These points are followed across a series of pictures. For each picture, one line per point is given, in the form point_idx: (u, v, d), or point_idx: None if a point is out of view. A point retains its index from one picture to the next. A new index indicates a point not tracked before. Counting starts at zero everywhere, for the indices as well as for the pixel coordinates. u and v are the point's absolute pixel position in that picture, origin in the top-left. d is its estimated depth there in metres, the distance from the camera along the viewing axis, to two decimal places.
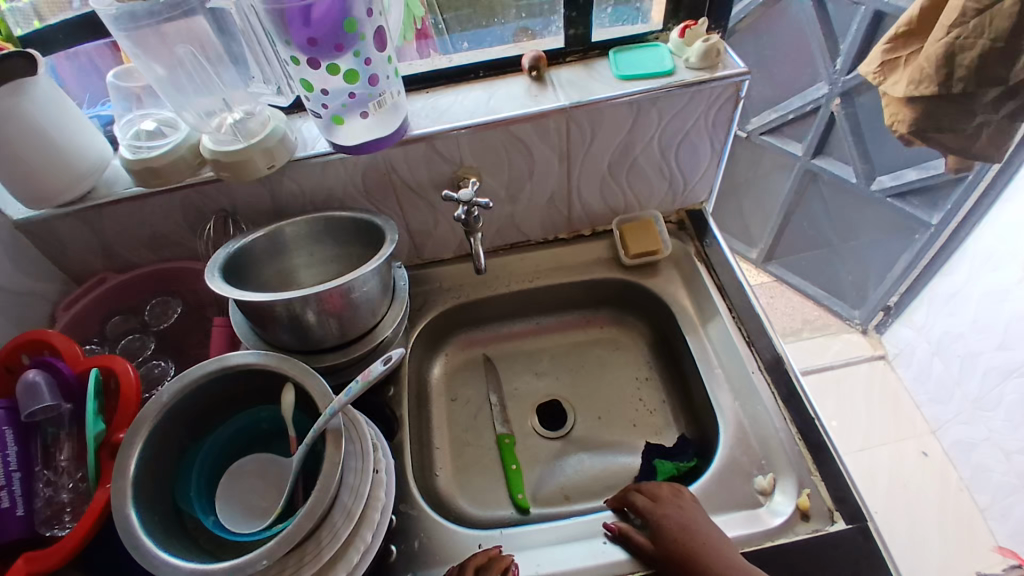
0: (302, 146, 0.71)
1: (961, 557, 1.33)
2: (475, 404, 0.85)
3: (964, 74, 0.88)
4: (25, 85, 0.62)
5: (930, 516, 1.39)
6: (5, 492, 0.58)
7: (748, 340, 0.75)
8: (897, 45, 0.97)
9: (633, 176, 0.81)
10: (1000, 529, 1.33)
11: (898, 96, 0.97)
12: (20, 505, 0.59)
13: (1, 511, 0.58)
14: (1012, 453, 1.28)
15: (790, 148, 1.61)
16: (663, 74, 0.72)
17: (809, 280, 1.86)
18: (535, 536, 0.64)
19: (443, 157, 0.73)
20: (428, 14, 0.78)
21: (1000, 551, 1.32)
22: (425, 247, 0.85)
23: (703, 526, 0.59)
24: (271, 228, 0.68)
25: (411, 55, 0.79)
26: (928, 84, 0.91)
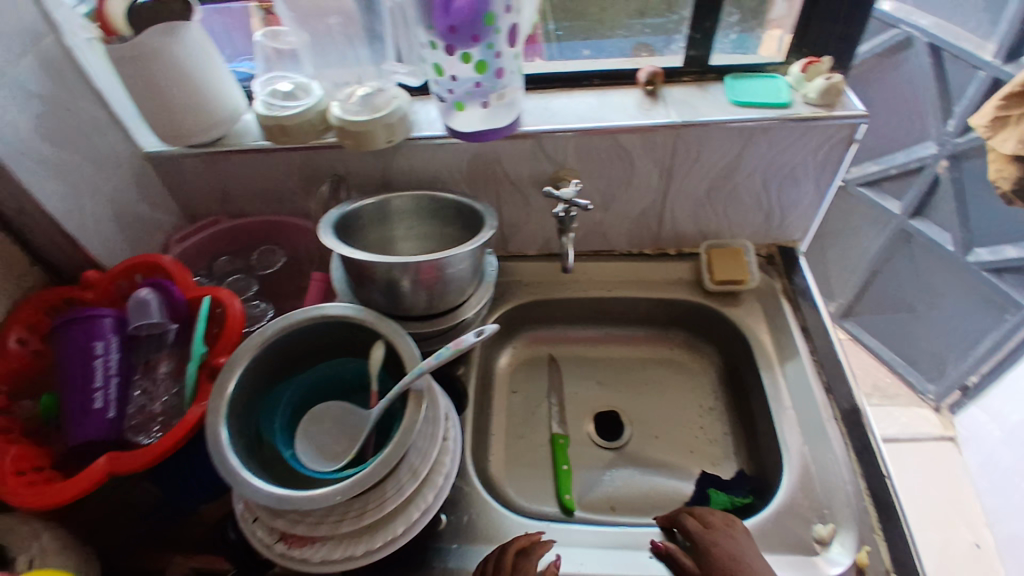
0: (419, 126, 0.75)
1: None
2: (534, 400, 0.86)
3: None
4: (177, 28, 0.67)
5: None
6: (102, 392, 0.63)
7: (827, 386, 0.74)
8: (1006, 104, 1.02)
9: (731, 203, 0.81)
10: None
11: (1006, 153, 1.03)
12: (112, 408, 0.63)
13: (95, 409, 0.62)
14: None
15: (886, 204, 1.55)
16: (779, 105, 0.72)
17: (885, 344, 1.74)
18: (581, 536, 0.65)
19: (549, 156, 0.75)
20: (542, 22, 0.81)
21: None
22: (512, 241, 0.88)
23: (749, 553, 0.57)
24: (383, 198, 0.73)
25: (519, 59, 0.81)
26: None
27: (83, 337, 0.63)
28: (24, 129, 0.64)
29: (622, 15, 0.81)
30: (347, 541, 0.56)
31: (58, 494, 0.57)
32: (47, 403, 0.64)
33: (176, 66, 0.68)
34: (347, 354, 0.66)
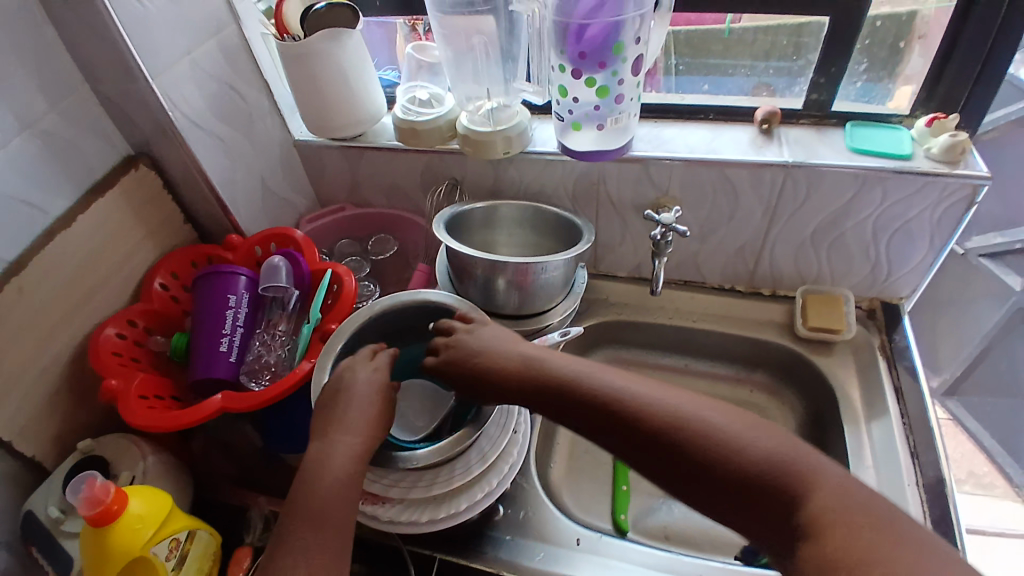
0: (535, 142, 0.81)
1: None
2: None
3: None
4: (341, 35, 0.77)
5: None
6: (228, 339, 0.73)
7: (913, 451, 0.70)
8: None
9: (835, 251, 0.79)
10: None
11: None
12: (234, 353, 0.73)
13: (221, 352, 0.72)
14: None
15: (1008, 279, 1.38)
16: (900, 157, 0.70)
17: (993, 432, 1.57)
18: (630, 553, 0.66)
19: (652, 181, 0.78)
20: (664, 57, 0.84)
21: None
22: (604, 260, 0.91)
23: (552, 366, 0.56)
24: (491, 204, 0.79)
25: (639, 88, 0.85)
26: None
27: (220, 288, 0.75)
28: (201, 107, 0.76)
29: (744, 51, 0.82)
30: (413, 507, 0.60)
31: (176, 419, 0.66)
32: (179, 342, 0.75)
33: (334, 68, 0.79)
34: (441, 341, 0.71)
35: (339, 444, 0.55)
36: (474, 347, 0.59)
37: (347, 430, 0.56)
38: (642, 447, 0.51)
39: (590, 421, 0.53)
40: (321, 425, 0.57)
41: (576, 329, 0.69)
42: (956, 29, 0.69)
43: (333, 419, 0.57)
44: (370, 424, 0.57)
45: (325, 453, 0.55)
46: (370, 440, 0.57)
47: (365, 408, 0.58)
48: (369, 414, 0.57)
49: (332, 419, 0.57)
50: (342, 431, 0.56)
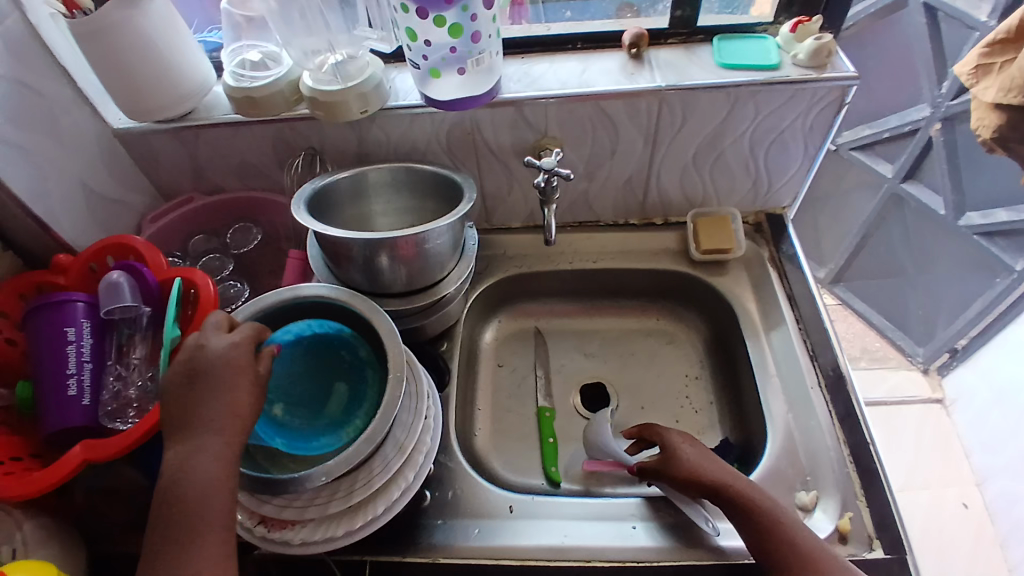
0: (394, 95, 0.73)
1: None
2: (520, 373, 0.86)
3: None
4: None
5: (958, 567, 1.34)
6: (75, 380, 0.61)
7: (811, 353, 0.74)
8: (995, 49, 0.83)
9: (718, 169, 0.79)
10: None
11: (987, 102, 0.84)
12: (87, 395, 0.62)
13: (69, 397, 0.61)
14: None
15: (879, 168, 1.50)
16: (767, 67, 0.69)
17: (874, 308, 1.74)
18: (571, 508, 0.65)
19: (530, 124, 0.73)
20: None
21: None
22: (496, 213, 0.86)
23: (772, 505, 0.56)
24: (358, 171, 0.70)
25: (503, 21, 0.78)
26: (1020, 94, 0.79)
27: (54, 322, 0.62)
28: None
29: None
30: (328, 522, 0.55)
31: (30, 483, 0.56)
32: (23, 393, 0.62)
33: (142, 40, 0.65)
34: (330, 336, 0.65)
35: (202, 449, 0.47)
36: (704, 454, 0.62)
37: (207, 430, 0.48)
38: (780, 553, 0.53)
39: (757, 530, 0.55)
40: (176, 427, 0.48)
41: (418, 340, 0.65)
42: None
43: (189, 417, 0.48)
44: (235, 415, 0.49)
45: (187, 457, 0.47)
46: (239, 436, 0.49)
47: (227, 397, 0.49)
48: (234, 403, 0.49)
49: (188, 415, 0.48)
50: (200, 430, 0.48)
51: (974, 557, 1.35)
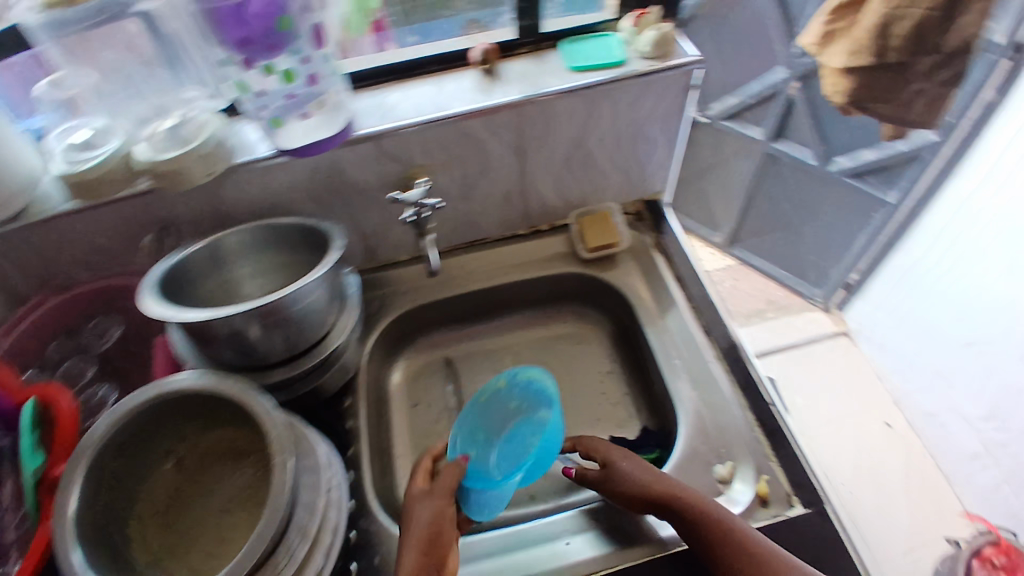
0: (241, 151, 0.68)
1: (931, 526, 1.40)
2: (437, 408, 0.84)
3: (899, 43, 0.82)
4: None
5: (896, 484, 1.46)
6: None
7: (705, 328, 0.76)
8: (836, 16, 0.87)
9: (589, 168, 0.79)
10: (968, 495, 1.42)
11: (835, 67, 0.89)
12: None
13: None
14: (975, 421, 1.35)
15: (750, 132, 1.59)
16: (614, 64, 0.69)
17: (770, 262, 1.86)
18: (505, 539, 0.65)
19: (391, 157, 0.70)
20: (382, 5, 0.71)
21: (968, 517, 1.41)
22: (379, 250, 0.83)
23: (720, 512, 0.57)
24: (215, 239, 0.67)
25: (365, 49, 0.73)
26: (862, 57, 0.85)
27: None
28: None
29: None
30: None
31: None
32: None
33: None
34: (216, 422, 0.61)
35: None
36: (638, 463, 0.62)
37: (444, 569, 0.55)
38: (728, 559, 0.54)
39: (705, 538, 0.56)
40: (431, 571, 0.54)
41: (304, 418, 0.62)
42: None
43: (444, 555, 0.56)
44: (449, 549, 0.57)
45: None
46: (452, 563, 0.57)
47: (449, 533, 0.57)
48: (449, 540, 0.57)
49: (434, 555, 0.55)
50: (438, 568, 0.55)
51: (909, 471, 1.48)
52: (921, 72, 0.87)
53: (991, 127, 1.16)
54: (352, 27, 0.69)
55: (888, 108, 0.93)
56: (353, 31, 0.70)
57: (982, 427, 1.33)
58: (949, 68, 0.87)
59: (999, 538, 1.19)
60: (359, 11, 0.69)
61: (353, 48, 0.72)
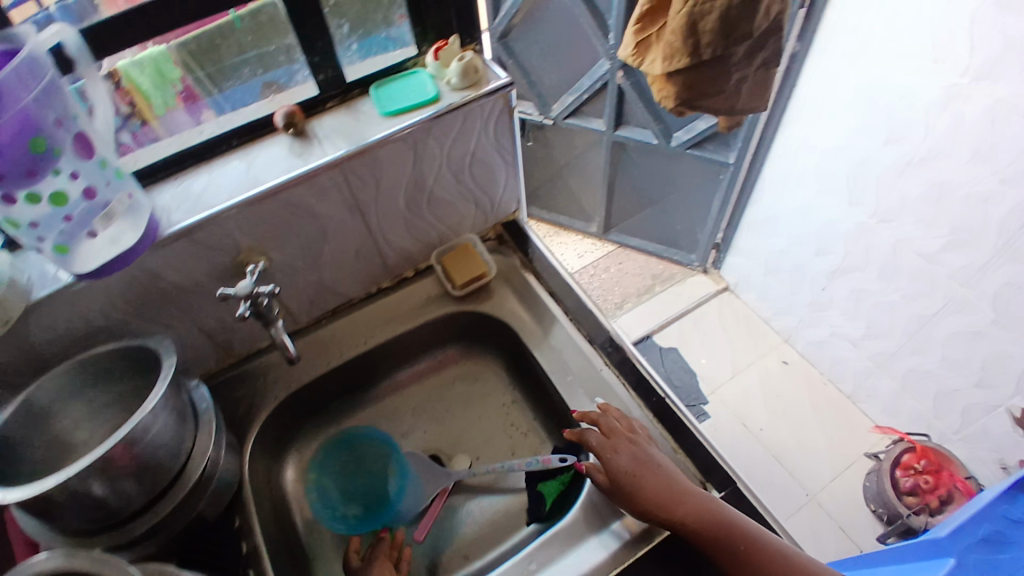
0: (42, 281, 0.59)
1: (849, 441, 1.55)
2: None
3: (709, 36, 0.96)
4: None
5: (807, 415, 1.60)
6: None
7: (589, 337, 0.76)
8: (644, 25, 1.06)
9: (436, 206, 0.77)
10: (872, 410, 1.57)
11: (658, 73, 1.05)
12: None
13: None
14: (857, 340, 1.49)
15: (594, 125, 1.65)
16: (427, 102, 0.67)
17: (646, 239, 1.93)
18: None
19: (214, 248, 0.64)
20: (186, 73, 0.66)
21: (878, 430, 1.55)
22: (235, 343, 0.76)
23: (719, 512, 0.58)
24: (23, 399, 0.57)
25: (183, 121, 0.68)
26: (681, 56, 1.00)
27: None
28: None
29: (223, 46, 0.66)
30: None
31: None
32: None
33: None
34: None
35: None
36: (637, 462, 0.61)
37: None
38: (730, 554, 0.56)
39: (709, 537, 0.57)
40: None
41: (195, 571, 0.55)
42: None
43: None
44: None
45: None
46: None
47: None
48: None
49: None
50: None
51: (814, 400, 1.62)
52: (741, 58, 1.01)
53: (803, 81, 1.29)
54: (152, 100, 0.65)
55: (717, 99, 1.10)
56: (155, 104, 0.66)
57: (865, 345, 1.47)
58: (762, 50, 1.02)
59: (914, 444, 1.40)
60: (157, 81, 0.64)
61: (164, 123, 0.67)
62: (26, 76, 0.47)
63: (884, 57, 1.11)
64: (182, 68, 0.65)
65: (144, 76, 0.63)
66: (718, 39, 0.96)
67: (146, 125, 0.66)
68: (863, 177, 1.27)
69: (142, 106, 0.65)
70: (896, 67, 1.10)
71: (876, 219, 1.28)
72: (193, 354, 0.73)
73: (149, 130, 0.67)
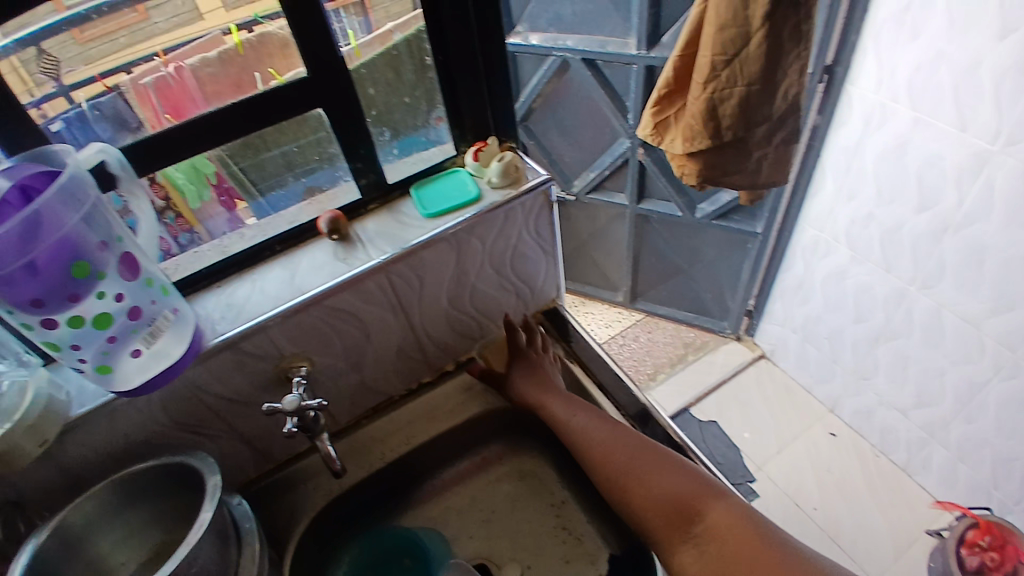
0: (81, 397, 0.58)
1: (913, 520, 1.44)
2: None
3: (729, 123, 0.99)
4: None
5: (863, 490, 1.50)
6: None
7: (645, 432, 0.72)
8: (662, 106, 1.08)
9: (477, 300, 0.76)
10: (928, 481, 1.47)
11: (678, 151, 1.08)
12: None
13: None
14: (908, 409, 1.41)
15: (617, 199, 1.67)
16: (470, 201, 0.67)
17: (675, 307, 1.91)
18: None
19: (257, 356, 0.63)
20: (220, 166, 0.64)
21: (939, 506, 1.44)
22: (274, 448, 0.73)
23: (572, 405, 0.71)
24: (56, 524, 0.53)
25: (220, 226, 0.68)
26: (703, 138, 1.02)
27: None
28: None
29: (257, 145, 0.64)
30: None
31: None
32: None
33: None
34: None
35: None
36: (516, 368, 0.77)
37: None
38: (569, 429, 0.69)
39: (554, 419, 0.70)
40: None
41: None
42: (440, 62, 0.66)
43: None
44: None
45: None
46: None
47: None
48: None
49: None
50: None
51: (867, 473, 1.53)
52: (761, 139, 1.02)
53: (827, 150, 1.30)
54: (186, 193, 0.64)
55: (737, 177, 1.08)
56: (190, 198, 0.64)
57: (917, 414, 1.40)
58: (781, 130, 1.01)
59: (976, 519, 1.27)
60: (193, 178, 0.63)
61: (200, 218, 0.67)
62: (60, 206, 0.47)
63: (908, 126, 1.12)
64: (218, 163, 0.63)
65: (179, 174, 0.62)
66: (738, 121, 0.99)
67: (181, 219, 0.66)
68: (898, 243, 1.24)
69: (176, 200, 0.64)
70: (920, 135, 1.10)
71: (917, 285, 1.24)
72: (232, 464, 0.71)
73: (181, 222, 0.66)
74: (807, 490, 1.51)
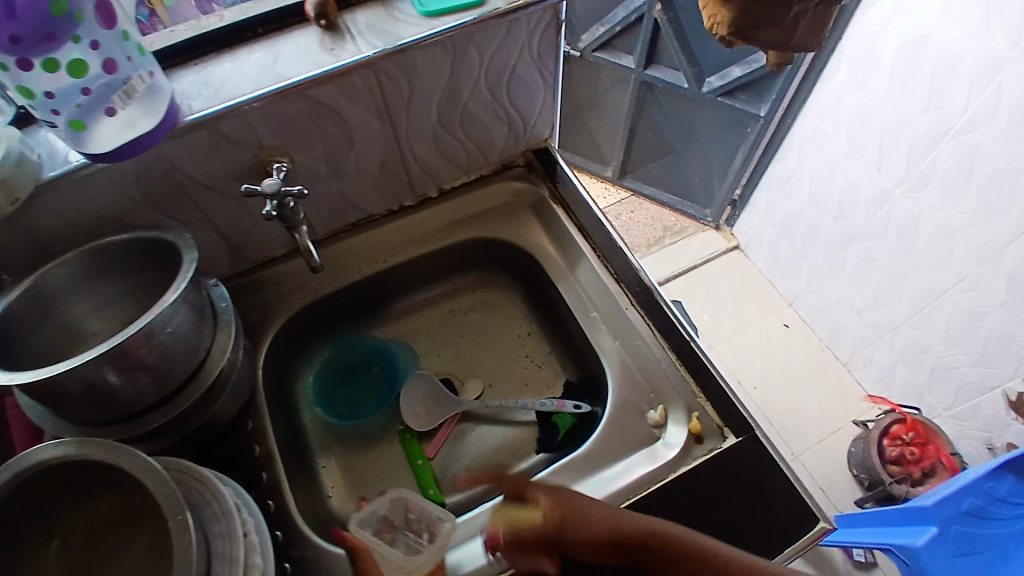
0: (51, 162, 0.55)
1: (842, 408, 1.57)
2: (370, 404, 0.79)
3: None
4: None
5: (802, 377, 1.61)
6: None
7: (616, 276, 0.73)
8: None
9: (468, 123, 0.73)
10: (866, 377, 1.57)
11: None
12: None
13: None
14: (863, 309, 1.48)
15: (623, 62, 1.58)
16: (472, 4, 0.62)
17: (661, 189, 1.89)
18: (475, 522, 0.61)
19: (235, 141, 0.60)
20: None
21: (870, 399, 1.56)
22: (248, 248, 0.72)
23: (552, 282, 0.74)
24: (32, 281, 0.53)
25: (190, 12, 0.64)
26: None
27: None
28: None
29: None
30: None
31: None
32: None
33: None
34: (93, 500, 0.50)
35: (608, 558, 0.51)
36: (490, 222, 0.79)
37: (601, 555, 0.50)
38: None
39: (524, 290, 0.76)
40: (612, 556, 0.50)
41: (262, 528, 0.54)
42: None
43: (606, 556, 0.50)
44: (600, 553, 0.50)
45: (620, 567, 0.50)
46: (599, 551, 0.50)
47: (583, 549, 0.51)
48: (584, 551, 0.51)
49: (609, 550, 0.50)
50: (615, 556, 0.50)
51: (811, 364, 1.63)
52: None
53: (851, 31, 1.22)
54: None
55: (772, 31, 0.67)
56: None
57: (870, 313, 1.47)
58: None
59: (904, 417, 1.41)
60: None
61: (170, 12, 0.63)
62: None
63: (936, 16, 1.06)
64: None
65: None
66: None
67: (153, 14, 0.63)
68: (896, 142, 1.22)
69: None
70: (952, 23, 1.04)
71: (903, 187, 1.24)
72: (206, 256, 0.70)
73: (156, 21, 0.63)
74: (750, 372, 1.62)
